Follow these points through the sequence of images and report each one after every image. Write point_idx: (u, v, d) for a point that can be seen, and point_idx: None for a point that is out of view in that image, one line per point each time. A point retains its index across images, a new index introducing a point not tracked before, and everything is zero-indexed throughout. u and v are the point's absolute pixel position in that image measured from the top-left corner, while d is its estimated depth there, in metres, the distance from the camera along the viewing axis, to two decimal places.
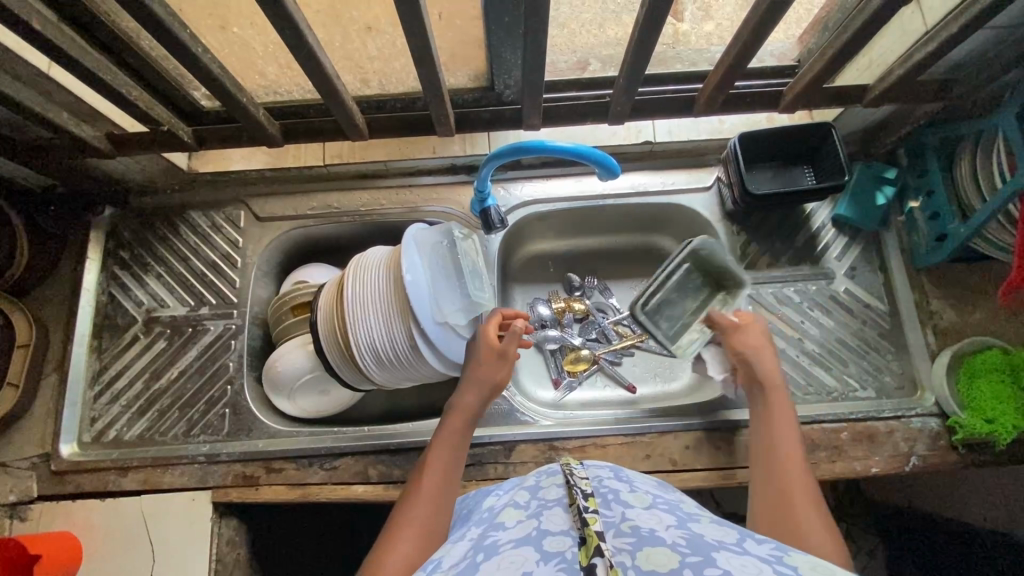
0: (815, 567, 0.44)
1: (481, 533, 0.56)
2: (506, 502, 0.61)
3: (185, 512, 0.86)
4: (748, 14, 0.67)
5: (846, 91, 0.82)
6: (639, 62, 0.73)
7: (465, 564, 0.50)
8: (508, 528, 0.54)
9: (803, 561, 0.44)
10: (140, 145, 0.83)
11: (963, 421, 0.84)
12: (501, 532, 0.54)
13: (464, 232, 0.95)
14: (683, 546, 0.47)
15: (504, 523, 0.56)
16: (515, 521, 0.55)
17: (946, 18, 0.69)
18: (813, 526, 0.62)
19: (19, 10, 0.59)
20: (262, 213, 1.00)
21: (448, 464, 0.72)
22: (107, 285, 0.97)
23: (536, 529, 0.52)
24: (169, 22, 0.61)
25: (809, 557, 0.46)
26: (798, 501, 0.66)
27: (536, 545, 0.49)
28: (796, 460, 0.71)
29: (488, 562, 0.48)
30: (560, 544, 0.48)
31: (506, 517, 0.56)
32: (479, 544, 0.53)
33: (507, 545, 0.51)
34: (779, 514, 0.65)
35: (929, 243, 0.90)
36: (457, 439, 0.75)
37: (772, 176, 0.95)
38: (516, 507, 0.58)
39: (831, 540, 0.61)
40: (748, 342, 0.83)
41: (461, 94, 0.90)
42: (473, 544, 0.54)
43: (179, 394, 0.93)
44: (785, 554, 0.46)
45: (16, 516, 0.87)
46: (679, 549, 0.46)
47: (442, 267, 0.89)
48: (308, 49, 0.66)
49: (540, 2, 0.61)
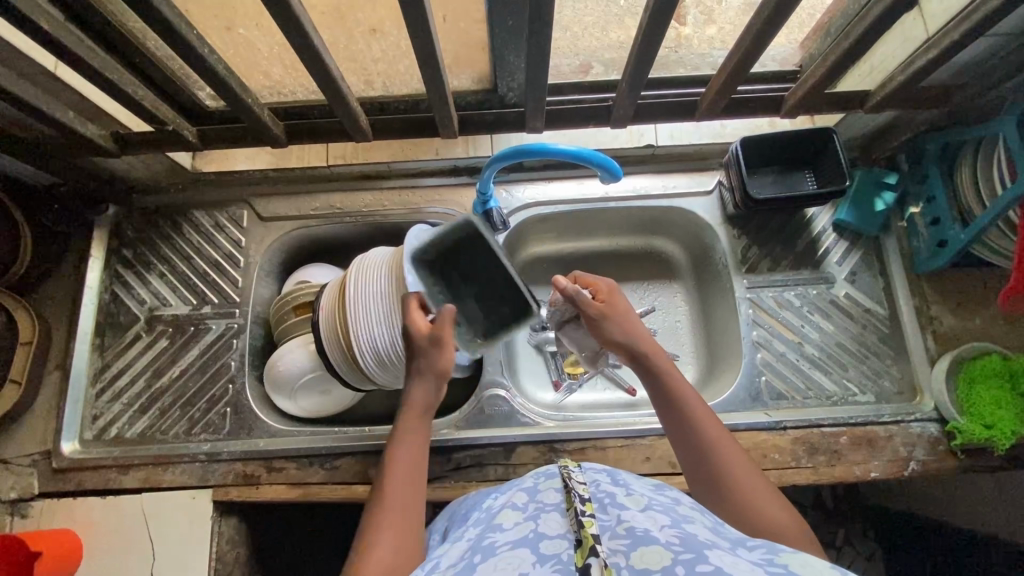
0: (805, 564, 0.44)
1: (479, 534, 0.56)
2: (503, 504, 0.61)
3: (186, 511, 0.87)
4: (750, 21, 0.67)
5: (848, 98, 0.82)
6: (642, 66, 0.73)
7: (462, 565, 0.51)
8: (505, 530, 0.54)
9: (795, 559, 0.45)
10: (144, 145, 0.83)
11: (962, 426, 0.84)
12: (498, 534, 0.54)
13: None
14: (677, 545, 0.47)
15: (501, 525, 0.56)
16: (513, 522, 0.55)
17: (947, 25, 0.69)
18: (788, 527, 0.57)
19: (28, 11, 0.59)
20: (265, 213, 1.00)
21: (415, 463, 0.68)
22: (109, 283, 0.97)
23: (533, 532, 0.52)
24: (177, 24, 0.62)
25: (800, 555, 0.46)
26: (755, 496, 0.60)
27: (532, 547, 0.50)
28: (730, 446, 0.64)
29: (485, 563, 0.49)
30: (556, 546, 0.49)
31: (503, 518, 0.57)
32: (477, 545, 0.53)
33: (504, 546, 0.51)
34: (744, 515, 0.59)
35: (930, 249, 0.90)
36: (417, 435, 0.71)
37: (773, 181, 0.95)
38: (513, 509, 0.58)
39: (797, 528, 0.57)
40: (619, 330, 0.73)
41: (465, 96, 0.90)
42: (470, 545, 0.54)
43: (181, 393, 0.93)
44: (777, 555, 0.47)
45: (17, 513, 0.87)
46: (672, 547, 0.47)
47: None
48: (314, 51, 0.67)
49: (544, 6, 0.62)
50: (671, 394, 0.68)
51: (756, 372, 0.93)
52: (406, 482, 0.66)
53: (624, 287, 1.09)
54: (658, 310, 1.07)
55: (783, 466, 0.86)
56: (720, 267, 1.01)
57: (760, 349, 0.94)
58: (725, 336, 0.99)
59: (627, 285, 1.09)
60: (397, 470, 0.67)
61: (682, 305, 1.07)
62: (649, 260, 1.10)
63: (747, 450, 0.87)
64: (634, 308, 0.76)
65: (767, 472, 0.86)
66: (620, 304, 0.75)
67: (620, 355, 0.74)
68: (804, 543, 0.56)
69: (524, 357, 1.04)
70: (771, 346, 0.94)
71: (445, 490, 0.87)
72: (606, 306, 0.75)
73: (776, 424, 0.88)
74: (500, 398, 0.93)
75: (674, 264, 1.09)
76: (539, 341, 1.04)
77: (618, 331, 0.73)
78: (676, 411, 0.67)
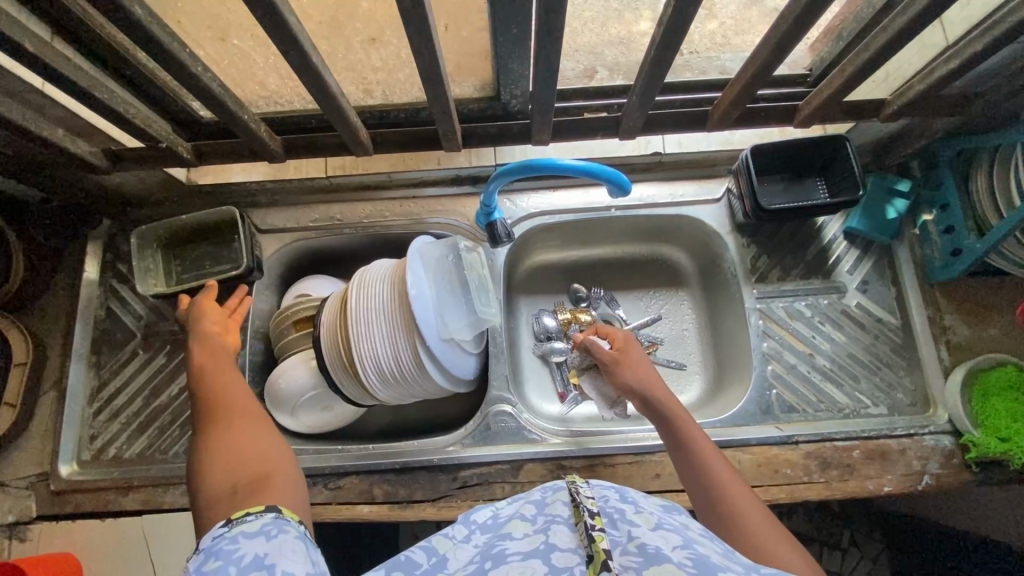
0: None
1: (488, 543, 0.53)
2: (512, 513, 0.58)
3: (189, 532, 0.85)
4: (768, 32, 0.65)
5: (863, 106, 0.80)
6: (657, 73, 0.70)
7: (473, 570, 0.48)
8: (516, 539, 0.51)
9: None
10: (139, 161, 0.81)
11: (977, 439, 0.83)
12: (509, 542, 0.51)
13: (469, 245, 0.93)
14: (690, 566, 0.44)
15: (511, 534, 0.53)
16: (522, 532, 0.52)
17: (971, 34, 0.67)
18: (789, 552, 0.55)
19: (11, 31, 0.56)
20: (263, 225, 0.98)
21: (240, 391, 0.67)
22: (105, 299, 0.95)
23: (543, 543, 0.49)
24: (168, 43, 0.59)
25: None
26: (763, 524, 0.58)
27: (544, 559, 0.47)
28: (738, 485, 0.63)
29: (496, 571, 0.47)
30: (568, 560, 0.47)
31: (512, 528, 0.54)
32: (487, 552, 0.51)
33: (516, 556, 0.48)
34: (747, 537, 0.57)
35: (944, 257, 0.88)
36: (219, 368, 0.70)
37: (784, 189, 0.93)
38: (522, 520, 0.55)
39: (801, 553, 0.55)
40: (632, 372, 0.78)
41: (467, 105, 0.87)
42: (479, 552, 0.52)
43: (180, 412, 0.91)
44: None
45: (16, 537, 0.85)
46: (685, 568, 0.44)
47: (448, 283, 0.88)
48: (313, 68, 0.65)
49: (555, 22, 0.60)
50: (684, 438, 0.69)
51: (767, 385, 0.91)
52: (237, 408, 0.64)
53: (631, 295, 1.07)
54: (664, 318, 1.05)
55: (794, 481, 0.85)
56: (729, 277, 0.98)
57: (771, 361, 0.92)
58: (734, 346, 0.97)
59: (633, 293, 1.07)
60: (219, 399, 0.65)
61: (689, 314, 1.05)
62: (656, 267, 1.08)
63: (758, 465, 0.85)
64: (644, 354, 0.82)
65: (778, 487, 0.84)
66: (634, 352, 0.81)
67: (632, 398, 0.78)
68: (808, 569, 0.54)
69: (529, 368, 1.03)
70: (782, 358, 0.92)
71: (452, 509, 0.85)
72: (621, 351, 0.81)
73: (788, 439, 0.87)
74: (507, 415, 0.91)
75: (681, 271, 1.07)
76: (543, 352, 1.01)
77: (629, 374, 0.78)
78: (674, 435, 0.71)
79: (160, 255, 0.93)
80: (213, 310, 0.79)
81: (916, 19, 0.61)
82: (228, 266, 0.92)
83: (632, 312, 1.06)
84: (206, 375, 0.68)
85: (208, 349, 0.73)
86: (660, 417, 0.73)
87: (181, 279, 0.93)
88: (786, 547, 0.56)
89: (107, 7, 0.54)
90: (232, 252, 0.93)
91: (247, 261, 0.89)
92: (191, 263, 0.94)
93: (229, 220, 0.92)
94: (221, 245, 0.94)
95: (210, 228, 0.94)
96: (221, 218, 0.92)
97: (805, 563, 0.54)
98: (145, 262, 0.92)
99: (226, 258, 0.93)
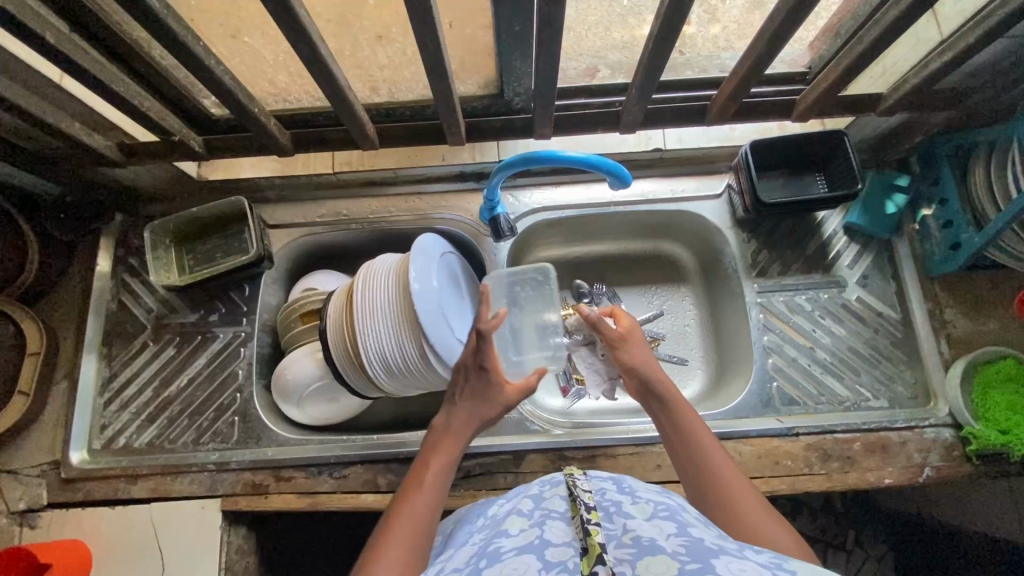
0: (815, 572, 0.43)
1: (486, 540, 0.54)
2: (510, 510, 0.59)
3: (197, 520, 0.86)
4: (764, 24, 0.66)
5: (859, 101, 0.82)
6: (654, 69, 0.72)
7: (468, 571, 0.49)
8: (511, 536, 0.52)
9: (802, 565, 0.43)
10: (151, 155, 0.83)
11: (978, 431, 0.83)
12: (504, 540, 0.52)
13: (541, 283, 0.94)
14: (683, 554, 0.45)
15: (507, 531, 0.54)
16: (518, 529, 0.53)
17: (964, 27, 0.68)
18: (778, 536, 0.56)
19: (34, 24, 0.59)
20: (271, 220, 1.00)
21: (436, 495, 0.64)
22: (118, 292, 0.97)
23: (538, 538, 0.50)
24: (184, 36, 0.61)
25: (808, 563, 0.45)
26: (750, 507, 0.60)
27: (538, 554, 0.48)
28: (721, 458, 0.65)
29: (491, 568, 0.47)
30: (562, 554, 0.47)
31: (509, 525, 0.55)
32: (483, 551, 0.52)
33: (511, 552, 0.49)
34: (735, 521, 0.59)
35: (943, 251, 0.89)
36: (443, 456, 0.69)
37: (783, 185, 0.94)
38: (519, 516, 0.56)
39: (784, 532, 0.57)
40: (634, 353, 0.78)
41: (471, 102, 0.89)
42: (476, 551, 0.53)
43: (189, 402, 0.93)
44: (784, 561, 0.45)
45: (26, 524, 0.87)
46: (679, 557, 0.45)
47: (451, 295, 0.90)
48: (321, 61, 0.66)
49: (556, 14, 0.61)
50: (675, 419, 0.70)
51: (768, 377, 0.92)
52: (431, 505, 0.63)
53: (633, 291, 1.08)
54: (666, 314, 1.06)
55: (796, 472, 0.85)
56: (729, 272, 1.00)
57: (771, 354, 0.93)
58: (736, 341, 0.98)
59: (635, 289, 1.08)
60: (422, 487, 0.64)
61: (691, 309, 1.06)
62: (659, 264, 1.09)
63: (759, 457, 0.86)
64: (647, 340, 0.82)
65: (779, 479, 0.85)
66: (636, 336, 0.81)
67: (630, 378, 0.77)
68: (792, 546, 0.56)
69: None
70: (782, 351, 0.93)
71: (455, 498, 0.86)
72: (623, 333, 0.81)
73: (789, 430, 0.87)
74: None
75: (683, 268, 1.08)
76: None
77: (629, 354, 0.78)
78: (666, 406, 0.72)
79: (175, 247, 0.96)
80: (495, 405, 0.75)
81: (908, 11, 0.62)
82: (240, 256, 0.94)
83: (635, 309, 1.07)
84: (426, 463, 0.68)
85: (456, 435, 0.72)
86: (656, 399, 0.74)
87: (194, 271, 0.95)
88: (772, 529, 0.57)
89: (127, 2, 0.57)
90: (243, 242, 0.96)
91: (257, 248, 0.91)
92: (204, 255, 0.96)
93: (238, 212, 0.95)
94: (230, 238, 0.96)
95: (219, 220, 0.96)
96: (229, 209, 0.94)
97: (790, 543, 0.56)
98: (160, 258, 0.94)
99: (236, 248, 0.95)
